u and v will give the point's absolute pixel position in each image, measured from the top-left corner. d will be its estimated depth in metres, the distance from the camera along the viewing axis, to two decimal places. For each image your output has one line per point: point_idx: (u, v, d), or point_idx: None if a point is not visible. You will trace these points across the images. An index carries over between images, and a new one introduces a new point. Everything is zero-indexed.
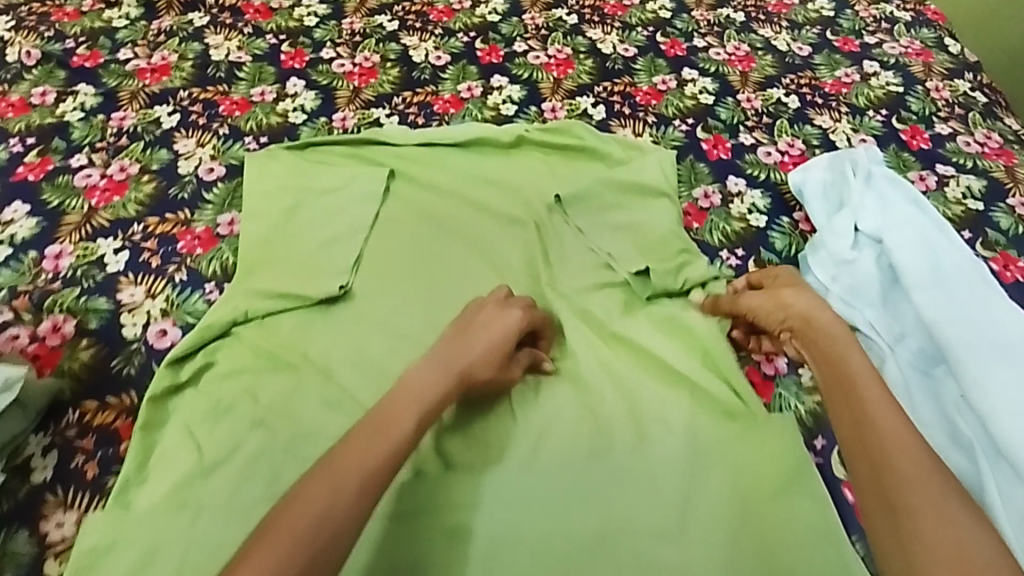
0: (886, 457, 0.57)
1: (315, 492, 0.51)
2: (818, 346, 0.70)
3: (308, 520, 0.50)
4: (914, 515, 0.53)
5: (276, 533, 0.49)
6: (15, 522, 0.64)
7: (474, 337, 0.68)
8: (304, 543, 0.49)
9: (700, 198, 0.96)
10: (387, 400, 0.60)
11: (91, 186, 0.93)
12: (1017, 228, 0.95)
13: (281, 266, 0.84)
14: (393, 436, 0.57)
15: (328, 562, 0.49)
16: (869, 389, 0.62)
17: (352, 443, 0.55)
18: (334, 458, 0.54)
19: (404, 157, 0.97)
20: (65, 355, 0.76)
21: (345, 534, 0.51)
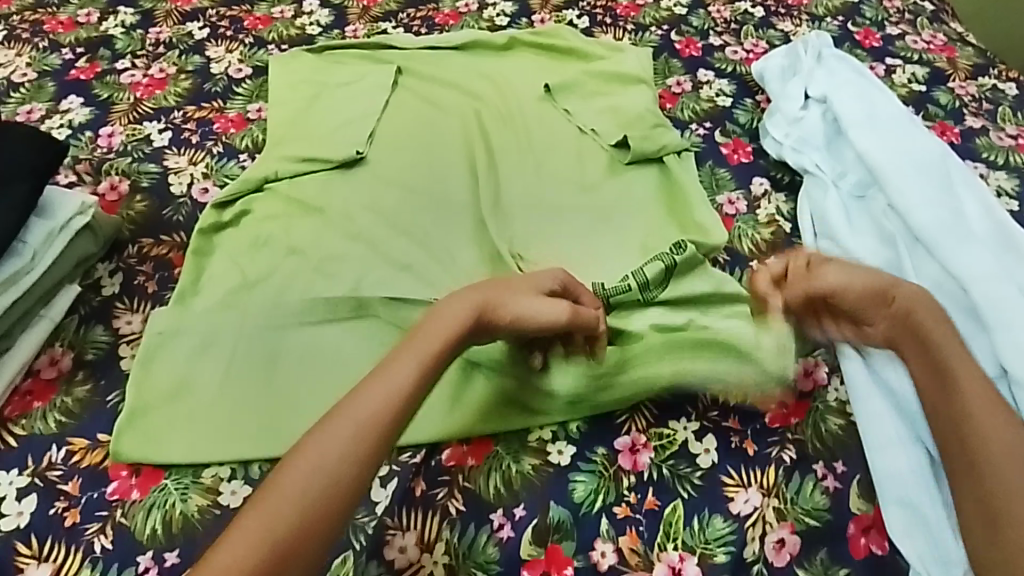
0: (990, 464, 0.55)
1: (314, 444, 0.54)
2: (901, 328, 0.64)
3: (299, 474, 0.52)
4: (1018, 527, 0.53)
5: (273, 490, 0.52)
6: (93, 320, 0.77)
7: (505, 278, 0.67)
8: (294, 499, 0.51)
9: (673, 86, 1.07)
10: (404, 346, 0.61)
11: (135, 83, 1.06)
12: (955, 104, 1.06)
13: (303, 137, 0.96)
14: (376, 392, 0.56)
15: (327, 512, 0.52)
16: (969, 380, 0.59)
17: (350, 399, 0.56)
18: (330, 413, 0.56)
19: (410, 57, 1.10)
20: (123, 206, 0.88)
21: (343, 484, 0.53)
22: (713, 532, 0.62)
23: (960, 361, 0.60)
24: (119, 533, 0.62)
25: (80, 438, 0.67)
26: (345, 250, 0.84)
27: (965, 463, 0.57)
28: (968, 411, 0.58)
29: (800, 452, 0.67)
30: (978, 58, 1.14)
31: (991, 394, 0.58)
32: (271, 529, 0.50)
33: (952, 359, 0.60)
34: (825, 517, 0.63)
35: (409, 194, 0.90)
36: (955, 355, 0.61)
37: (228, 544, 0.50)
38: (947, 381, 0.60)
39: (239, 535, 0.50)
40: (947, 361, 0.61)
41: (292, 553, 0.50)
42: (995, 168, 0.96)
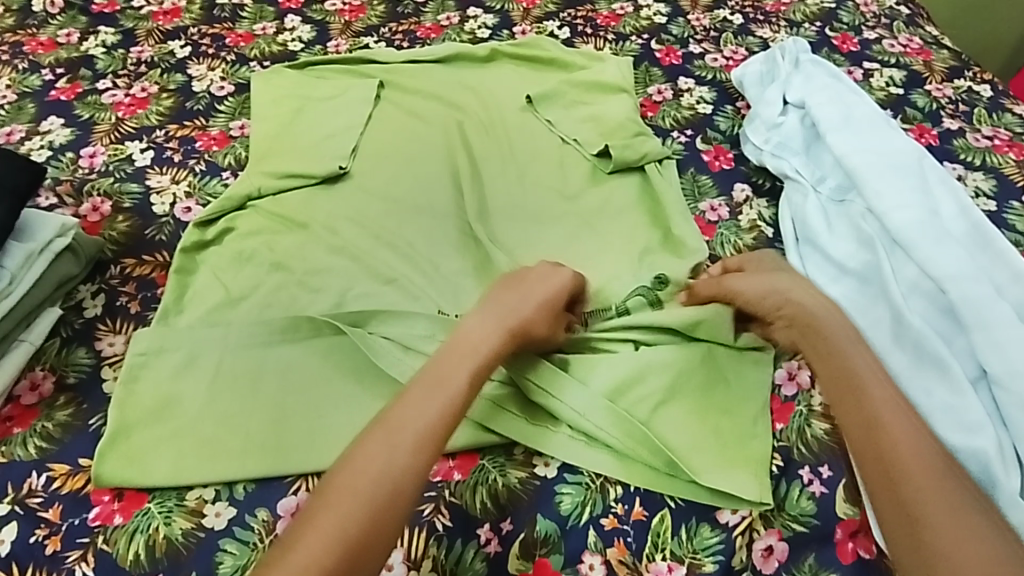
0: (903, 472, 0.57)
1: (376, 452, 0.56)
2: (816, 343, 0.68)
3: (367, 479, 0.54)
4: (936, 531, 0.54)
5: (342, 493, 0.54)
6: (75, 343, 0.76)
7: (527, 293, 0.69)
8: (362, 499, 0.54)
9: (654, 94, 1.08)
10: (444, 358, 0.63)
11: (117, 103, 1.06)
12: (932, 106, 1.07)
13: (286, 152, 0.96)
14: (433, 399, 0.59)
15: (396, 516, 0.54)
16: (876, 391, 0.62)
17: (402, 405, 0.59)
18: (386, 418, 0.58)
19: (392, 71, 1.10)
20: (105, 226, 0.88)
21: (406, 488, 0.55)
22: (701, 541, 0.62)
23: (872, 374, 0.64)
24: (102, 558, 0.61)
25: (61, 463, 0.67)
26: (329, 264, 0.84)
27: (881, 471, 0.58)
28: (876, 417, 0.61)
29: (786, 459, 0.67)
30: (954, 61, 1.16)
31: (901, 405, 0.62)
32: (343, 529, 0.52)
33: (865, 372, 0.64)
34: (813, 522, 0.63)
35: (392, 206, 0.91)
36: (865, 368, 0.64)
37: (302, 550, 0.51)
38: (858, 393, 0.63)
39: (311, 538, 0.52)
40: (859, 373, 0.64)
41: (369, 552, 0.52)
42: (972, 169, 0.97)
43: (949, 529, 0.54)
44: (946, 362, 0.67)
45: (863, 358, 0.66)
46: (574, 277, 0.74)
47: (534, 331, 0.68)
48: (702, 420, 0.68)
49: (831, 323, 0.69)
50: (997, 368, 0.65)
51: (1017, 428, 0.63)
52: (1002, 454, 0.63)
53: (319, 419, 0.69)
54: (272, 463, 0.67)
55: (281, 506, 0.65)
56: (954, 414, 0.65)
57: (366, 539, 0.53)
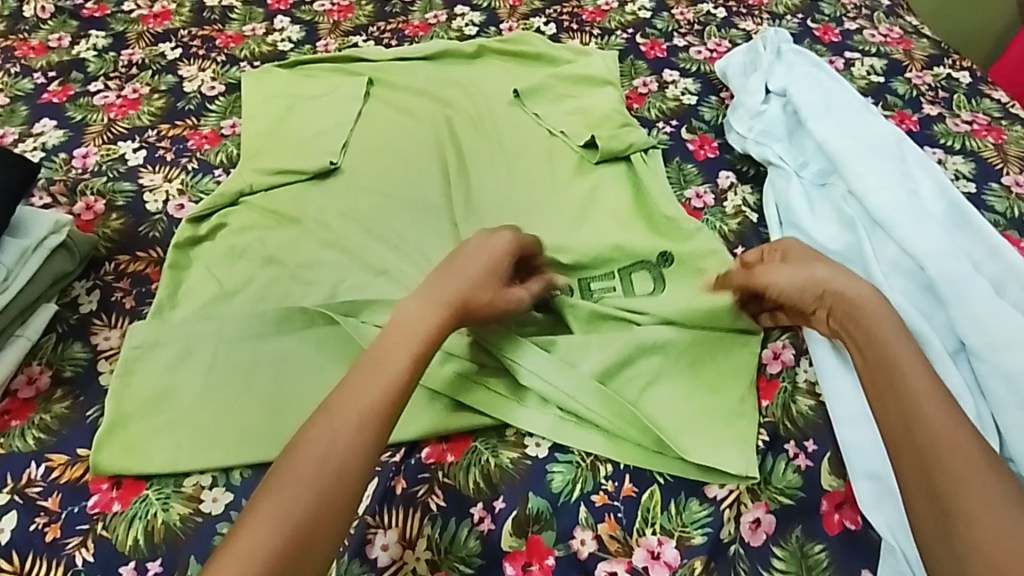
0: (940, 460, 0.55)
1: (320, 437, 0.57)
2: (853, 328, 0.66)
3: (309, 463, 0.55)
4: (970, 522, 0.53)
5: (288, 478, 0.55)
6: (71, 338, 0.77)
7: (464, 266, 0.68)
8: (304, 484, 0.54)
9: (640, 86, 1.10)
10: (386, 337, 0.63)
11: (109, 104, 1.07)
12: (912, 93, 1.09)
13: (277, 150, 0.97)
14: (376, 378, 0.60)
15: (341, 496, 0.55)
16: (916, 377, 0.60)
17: (345, 389, 0.59)
18: (328, 403, 0.59)
19: (381, 69, 1.11)
20: (99, 224, 0.89)
21: (350, 470, 0.56)
22: (690, 515, 0.63)
23: (910, 358, 0.62)
24: (101, 545, 0.62)
25: (59, 454, 0.68)
26: (321, 257, 0.85)
27: (915, 460, 0.57)
28: (910, 405, 0.59)
29: (772, 434, 0.68)
30: (933, 49, 1.18)
31: (938, 391, 0.59)
32: (289, 512, 0.53)
33: (904, 357, 0.62)
34: (799, 495, 0.65)
35: (383, 200, 0.92)
36: (905, 353, 0.62)
37: (244, 537, 0.52)
38: (895, 378, 0.61)
39: (257, 524, 0.53)
40: (897, 358, 0.62)
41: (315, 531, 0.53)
42: (952, 153, 0.99)
43: (983, 520, 0.52)
44: (927, 336, 0.68)
45: (903, 342, 0.63)
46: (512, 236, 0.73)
47: (479, 298, 0.67)
48: (687, 401, 0.69)
49: (874, 308, 0.66)
50: (974, 339, 0.67)
51: (995, 397, 0.65)
52: (980, 422, 0.64)
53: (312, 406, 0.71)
54: (267, 451, 0.68)
55: None
56: None
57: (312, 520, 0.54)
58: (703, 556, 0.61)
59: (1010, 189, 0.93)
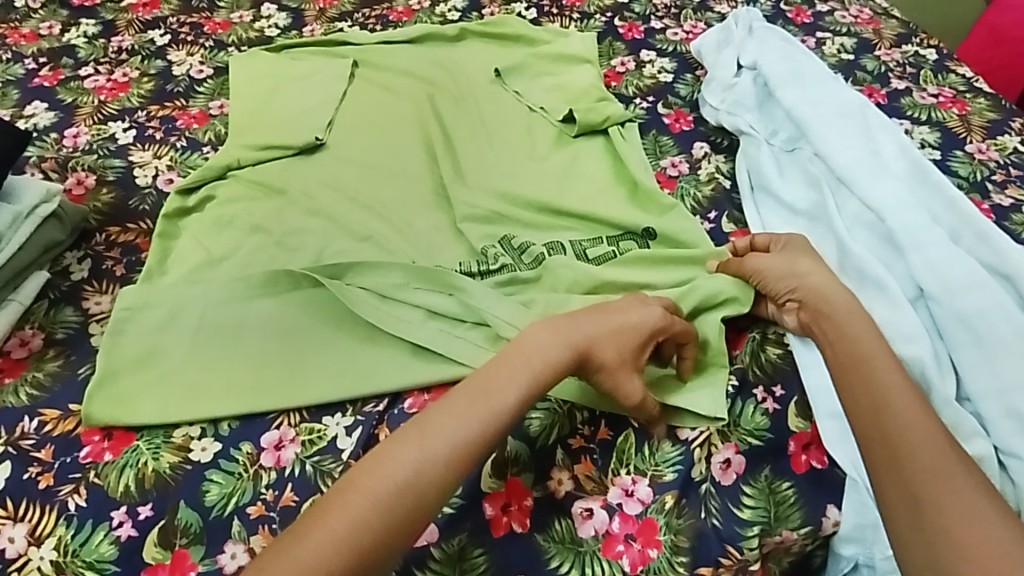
0: (909, 452, 0.58)
1: (406, 458, 0.56)
2: (826, 322, 0.67)
3: (388, 486, 0.55)
4: (938, 511, 0.55)
5: (363, 494, 0.54)
6: (62, 303, 0.79)
7: (602, 319, 0.66)
8: (379, 507, 0.54)
9: (618, 65, 1.13)
10: (497, 367, 0.62)
11: (99, 87, 1.09)
12: (881, 69, 1.12)
13: (263, 126, 1.00)
14: (478, 413, 0.59)
15: (410, 528, 0.54)
16: (886, 373, 0.62)
17: (443, 413, 0.59)
18: (421, 426, 0.58)
19: (365, 51, 1.14)
20: (89, 198, 0.91)
21: (428, 502, 0.55)
22: (662, 455, 0.66)
23: (877, 355, 0.64)
24: (93, 491, 0.64)
25: (52, 409, 0.70)
26: (307, 226, 0.87)
27: (885, 450, 0.59)
28: (881, 398, 0.61)
29: (741, 379, 0.70)
30: (902, 28, 1.21)
31: (908, 387, 0.61)
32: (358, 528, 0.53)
33: (873, 355, 0.64)
34: (766, 436, 0.67)
35: (367, 173, 0.94)
36: (874, 350, 0.64)
37: (304, 548, 0.51)
38: (868, 372, 0.63)
39: (321, 535, 0.52)
40: (865, 355, 0.64)
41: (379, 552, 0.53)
42: (918, 123, 1.02)
43: (951, 508, 0.55)
44: (886, 283, 0.71)
45: (874, 338, 0.65)
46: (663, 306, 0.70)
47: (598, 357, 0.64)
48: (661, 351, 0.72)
49: (849, 306, 0.68)
50: (931, 285, 0.70)
51: (952, 339, 0.68)
52: (937, 361, 0.67)
53: (297, 363, 0.72)
54: (253, 403, 0.70)
55: (264, 439, 0.68)
56: (895, 327, 0.68)
57: (382, 540, 0.53)
58: (674, 492, 0.64)
59: (974, 156, 0.96)
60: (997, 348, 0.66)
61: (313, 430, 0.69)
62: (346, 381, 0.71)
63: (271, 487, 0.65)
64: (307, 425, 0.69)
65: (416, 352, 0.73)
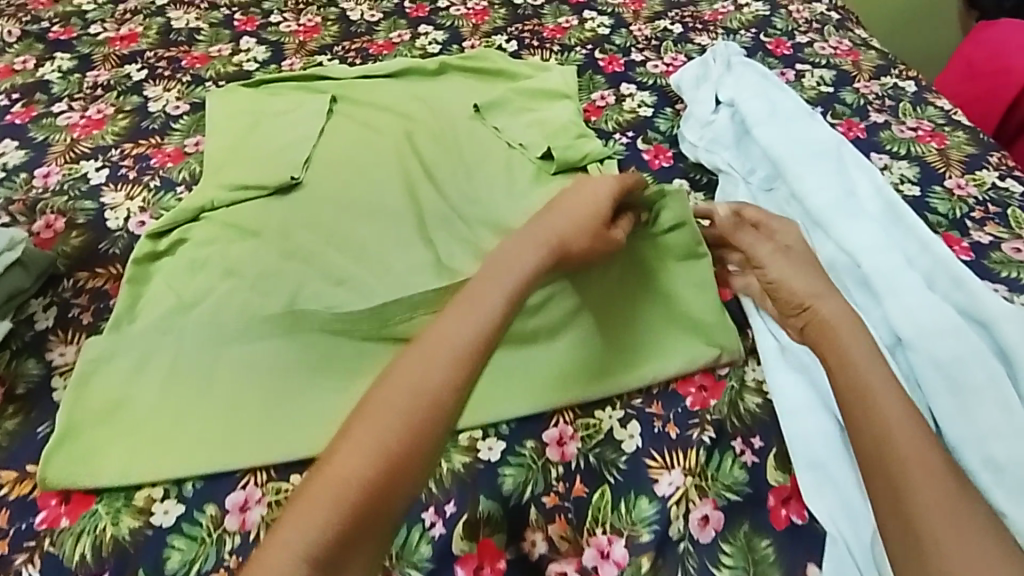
0: (909, 485, 0.55)
1: (391, 400, 0.56)
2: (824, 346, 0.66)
3: (375, 429, 0.54)
4: (940, 550, 0.52)
5: (407, 390, 0.57)
6: (26, 354, 0.77)
7: (562, 210, 0.72)
8: (373, 450, 0.53)
9: (597, 100, 1.12)
10: (465, 300, 0.63)
11: (73, 124, 1.08)
12: (860, 102, 1.11)
13: (238, 165, 0.98)
14: (496, 294, 0.64)
15: (411, 463, 0.54)
16: (886, 399, 0.60)
17: (415, 352, 0.59)
18: (400, 369, 0.58)
19: (344, 86, 1.13)
20: (58, 241, 0.89)
21: (421, 436, 0.55)
22: (639, 513, 0.64)
23: (879, 379, 0.62)
24: (48, 559, 0.62)
25: (9, 470, 0.68)
26: (281, 268, 0.85)
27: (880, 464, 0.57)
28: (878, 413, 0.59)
29: (719, 430, 0.69)
30: (880, 60, 1.21)
31: (911, 412, 0.59)
32: (409, 415, 0.56)
33: (872, 378, 0.62)
34: (745, 490, 0.66)
35: (343, 213, 0.93)
36: (874, 375, 0.62)
37: (306, 505, 0.51)
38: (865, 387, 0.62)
39: (321, 489, 0.52)
40: (866, 380, 0.62)
41: (432, 438, 0.56)
42: (897, 158, 1.01)
43: (954, 550, 0.52)
44: (863, 329, 0.70)
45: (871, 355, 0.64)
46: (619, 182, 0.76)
47: (574, 239, 0.70)
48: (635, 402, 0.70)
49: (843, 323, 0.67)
50: (909, 331, 0.69)
51: (930, 388, 0.66)
52: (915, 412, 0.65)
53: (264, 418, 0.70)
54: (218, 460, 0.67)
55: (229, 500, 0.66)
56: None
57: (434, 424, 0.56)
58: (651, 552, 0.62)
59: (953, 192, 0.96)
60: (976, 399, 0.65)
61: (280, 490, 0.67)
62: (314, 435, 0.69)
63: (234, 552, 0.63)
64: (275, 484, 0.67)
65: None
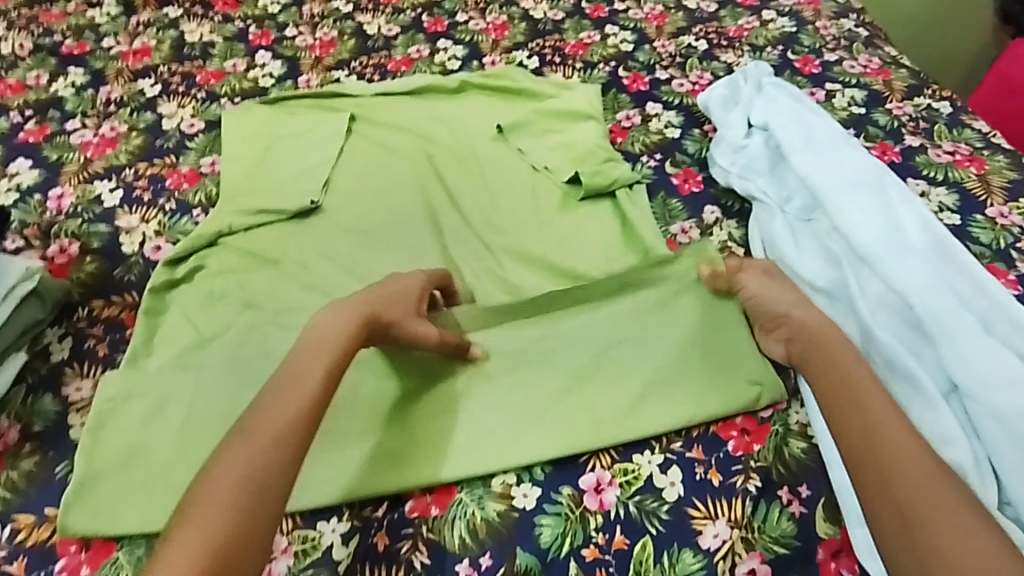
0: (897, 472, 0.57)
1: (236, 459, 0.55)
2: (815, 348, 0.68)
3: (227, 489, 0.53)
4: (931, 531, 0.54)
5: (228, 468, 0.54)
6: (41, 389, 0.75)
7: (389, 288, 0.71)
8: (226, 510, 0.52)
9: (623, 120, 1.09)
10: (303, 356, 0.62)
11: (85, 143, 1.05)
12: (893, 124, 1.09)
13: (257, 189, 0.96)
14: (319, 367, 0.61)
15: (265, 517, 0.53)
16: (874, 394, 0.62)
17: (260, 408, 0.58)
18: (245, 426, 0.57)
19: (363, 105, 1.11)
20: (72, 268, 0.87)
21: (273, 492, 0.54)
22: (683, 567, 0.61)
23: (866, 378, 0.64)
24: None
25: (26, 515, 0.65)
26: (302, 300, 0.83)
27: (873, 471, 0.58)
28: (868, 420, 0.61)
29: (765, 479, 0.66)
30: (912, 79, 1.18)
31: (893, 406, 0.62)
32: (237, 491, 0.53)
33: (859, 376, 0.64)
34: (793, 543, 0.63)
35: (365, 240, 0.90)
36: (863, 373, 0.64)
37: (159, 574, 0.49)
38: (853, 396, 0.63)
39: (176, 553, 0.50)
40: (853, 379, 0.64)
41: (267, 517, 0.53)
42: (935, 184, 0.98)
43: (944, 532, 0.53)
44: (918, 375, 0.68)
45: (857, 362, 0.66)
46: (426, 277, 0.75)
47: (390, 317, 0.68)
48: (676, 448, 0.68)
49: (824, 330, 0.69)
50: (965, 380, 0.67)
51: (990, 439, 0.65)
52: (975, 465, 0.64)
53: None
54: None
55: None
56: (927, 428, 0.66)
57: (272, 499, 0.54)
58: None
59: (995, 221, 0.93)
60: None
61: (306, 539, 0.63)
62: (341, 479, 0.66)
63: None
64: (300, 533, 0.64)
65: (415, 447, 0.68)
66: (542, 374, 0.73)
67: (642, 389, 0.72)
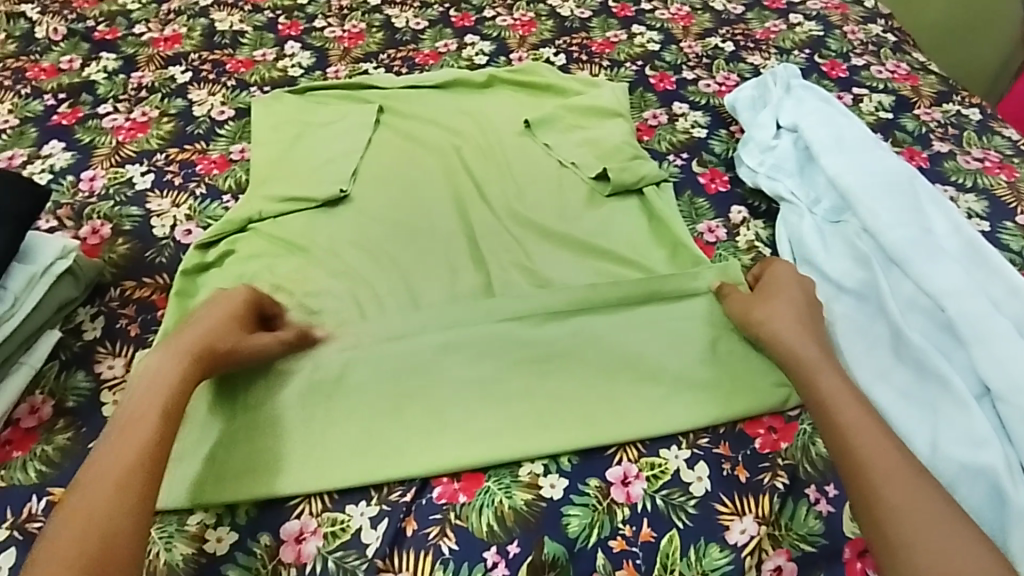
0: (877, 490, 0.59)
1: (81, 507, 0.56)
2: (791, 364, 0.69)
3: (72, 536, 0.54)
4: (911, 547, 0.56)
5: (73, 520, 0.55)
6: (73, 366, 0.76)
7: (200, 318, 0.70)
8: (75, 555, 0.53)
9: (649, 118, 1.09)
10: (137, 397, 0.63)
11: (117, 127, 1.06)
12: (921, 130, 1.08)
13: (286, 176, 0.97)
14: (156, 410, 0.62)
15: (119, 553, 0.54)
16: (851, 410, 0.63)
17: (99, 455, 0.59)
18: (87, 474, 0.58)
19: (390, 97, 1.11)
20: (104, 249, 0.88)
21: (122, 531, 0.55)
22: (710, 561, 0.62)
23: (837, 393, 0.65)
24: None
25: (60, 488, 0.66)
26: (330, 286, 0.83)
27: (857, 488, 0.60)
28: (846, 436, 0.62)
29: (793, 477, 0.66)
30: (941, 86, 1.18)
31: (871, 421, 0.63)
32: (82, 542, 0.54)
33: (833, 392, 0.65)
34: (821, 542, 0.63)
35: (393, 229, 0.91)
36: (841, 390, 0.65)
37: None
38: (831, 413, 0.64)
39: None
40: (828, 395, 0.65)
41: (121, 562, 0.54)
42: (963, 190, 0.98)
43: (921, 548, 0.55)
44: (949, 378, 0.69)
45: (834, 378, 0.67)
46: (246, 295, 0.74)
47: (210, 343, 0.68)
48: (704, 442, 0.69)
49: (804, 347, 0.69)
50: (999, 384, 0.67)
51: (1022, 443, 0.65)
52: (1008, 468, 0.64)
53: (318, 439, 0.68)
54: (274, 486, 0.65)
55: (284, 530, 0.63)
56: (959, 430, 0.66)
57: (122, 543, 0.55)
58: None
59: None
60: None
61: (335, 522, 0.64)
62: (369, 461, 0.67)
63: None
64: (330, 515, 0.64)
65: (442, 433, 0.69)
66: (569, 366, 0.74)
67: (669, 384, 0.72)
